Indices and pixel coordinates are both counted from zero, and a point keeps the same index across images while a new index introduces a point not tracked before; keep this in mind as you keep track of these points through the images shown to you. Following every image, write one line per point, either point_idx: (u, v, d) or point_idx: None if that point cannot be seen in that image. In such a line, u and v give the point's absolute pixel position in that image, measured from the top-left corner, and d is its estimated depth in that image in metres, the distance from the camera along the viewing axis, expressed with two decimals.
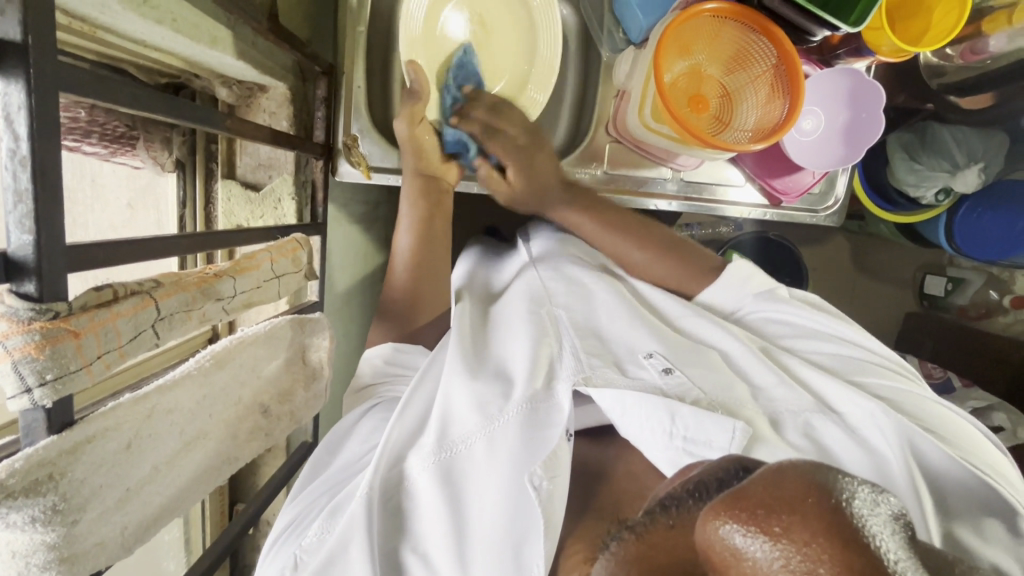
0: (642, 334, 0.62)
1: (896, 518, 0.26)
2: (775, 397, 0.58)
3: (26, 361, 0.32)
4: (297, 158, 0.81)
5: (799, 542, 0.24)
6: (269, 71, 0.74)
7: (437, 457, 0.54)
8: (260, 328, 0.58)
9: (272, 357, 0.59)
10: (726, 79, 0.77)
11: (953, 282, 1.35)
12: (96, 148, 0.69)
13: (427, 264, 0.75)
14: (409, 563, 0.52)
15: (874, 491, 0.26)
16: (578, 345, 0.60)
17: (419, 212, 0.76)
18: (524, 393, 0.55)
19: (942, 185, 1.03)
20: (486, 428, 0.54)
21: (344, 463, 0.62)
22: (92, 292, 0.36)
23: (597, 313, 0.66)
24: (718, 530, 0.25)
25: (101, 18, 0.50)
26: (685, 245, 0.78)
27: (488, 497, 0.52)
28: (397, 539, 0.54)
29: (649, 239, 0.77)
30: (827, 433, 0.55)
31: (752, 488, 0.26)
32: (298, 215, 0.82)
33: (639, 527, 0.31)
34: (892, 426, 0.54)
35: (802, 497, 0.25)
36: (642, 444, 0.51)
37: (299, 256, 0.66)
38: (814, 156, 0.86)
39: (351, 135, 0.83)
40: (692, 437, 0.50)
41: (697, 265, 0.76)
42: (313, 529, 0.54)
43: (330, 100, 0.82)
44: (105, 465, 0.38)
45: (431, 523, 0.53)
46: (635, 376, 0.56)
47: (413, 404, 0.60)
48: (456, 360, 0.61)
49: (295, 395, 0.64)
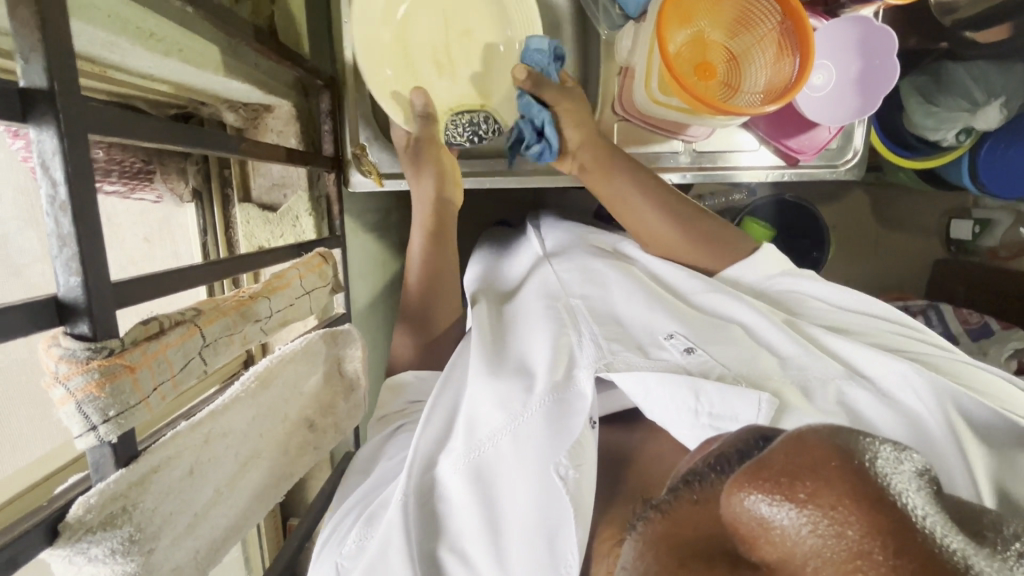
0: (661, 316, 0.63)
1: (919, 474, 0.26)
2: (804, 365, 0.58)
3: (89, 399, 0.32)
4: (309, 174, 0.83)
5: (830, 498, 0.24)
6: (274, 90, 0.74)
7: (467, 458, 0.56)
8: (295, 344, 0.61)
9: (310, 372, 0.62)
10: (730, 43, 0.76)
11: (983, 224, 1.57)
12: (117, 186, 0.69)
13: (440, 283, 0.79)
14: (447, 561, 0.55)
15: (898, 449, 0.27)
16: (598, 332, 0.61)
17: (431, 239, 0.79)
18: (546, 385, 0.56)
19: (962, 124, 1.06)
20: (511, 424, 0.56)
21: (377, 477, 0.64)
22: (140, 326, 0.37)
23: (613, 299, 0.67)
24: (743, 501, 0.26)
25: (110, 57, 0.51)
26: (711, 223, 0.77)
27: (520, 492, 0.54)
28: (433, 541, 0.56)
29: (677, 211, 0.76)
30: (859, 397, 0.55)
31: (773, 454, 0.27)
32: (317, 229, 0.84)
33: (664, 504, 0.32)
34: (926, 386, 0.54)
35: (826, 458, 0.25)
36: (668, 424, 0.53)
37: (325, 270, 0.66)
38: (828, 111, 0.84)
39: (359, 145, 0.85)
40: (717, 414, 0.51)
41: (721, 246, 0.76)
42: (352, 538, 0.58)
43: (334, 112, 0.84)
44: (172, 493, 0.38)
45: (466, 521, 0.56)
46: (659, 358, 0.57)
47: (438, 410, 0.62)
48: (478, 361, 0.62)
49: (336, 407, 0.68)
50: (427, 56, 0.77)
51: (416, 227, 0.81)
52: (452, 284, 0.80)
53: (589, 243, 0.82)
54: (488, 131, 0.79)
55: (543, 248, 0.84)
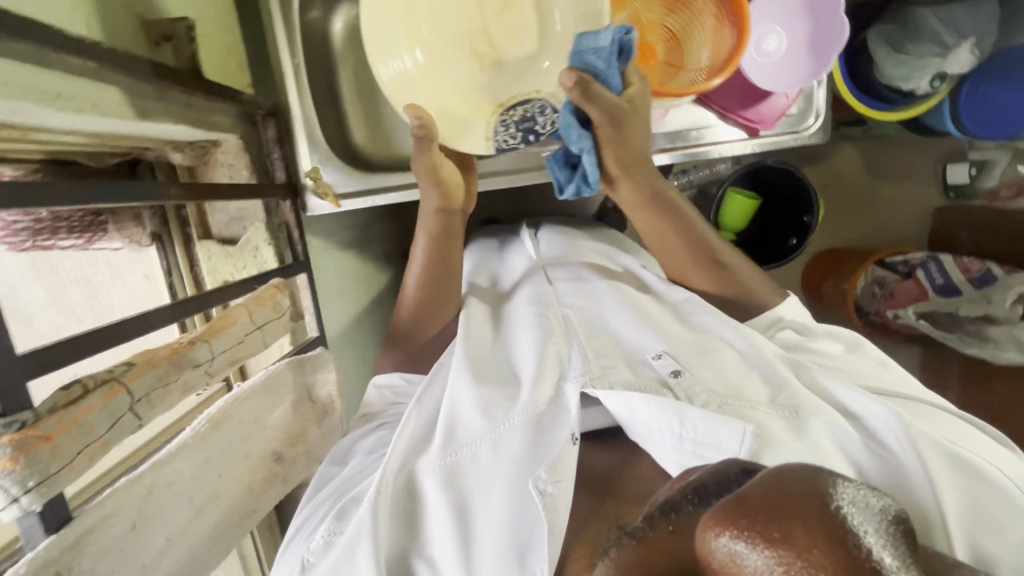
0: (650, 335, 0.66)
1: (888, 518, 0.28)
2: (795, 391, 0.60)
3: (5, 474, 0.33)
4: (265, 204, 0.83)
5: (800, 544, 0.25)
6: (216, 126, 0.75)
7: (443, 461, 0.57)
8: (255, 380, 0.62)
9: (274, 405, 0.63)
10: (668, 20, 0.74)
11: (979, 167, 1.62)
12: (70, 240, 0.71)
13: (436, 295, 0.78)
14: (416, 568, 0.54)
15: (869, 492, 0.28)
16: (585, 344, 0.64)
17: (433, 247, 0.78)
18: (529, 396, 0.59)
19: (935, 69, 1.05)
20: (491, 430, 0.57)
21: (347, 476, 0.63)
22: (59, 392, 0.38)
23: (605, 311, 0.71)
24: (715, 539, 0.27)
25: (28, 121, 0.52)
26: (742, 277, 0.75)
27: (493, 499, 0.54)
28: (402, 545, 0.55)
29: (708, 261, 0.74)
30: (843, 435, 0.56)
31: (753, 492, 0.28)
32: (279, 258, 0.85)
33: (638, 531, 0.34)
34: (910, 434, 0.54)
35: (804, 501, 0.27)
36: (653, 447, 0.56)
37: (279, 301, 0.66)
38: (782, 75, 0.81)
39: (313, 169, 0.86)
40: (700, 441, 0.54)
41: (744, 300, 0.75)
42: (317, 536, 0.57)
43: (283, 140, 0.85)
44: (112, 551, 0.40)
45: (438, 527, 0.55)
46: (644, 375, 0.60)
47: (419, 413, 0.64)
48: (462, 369, 0.64)
49: (308, 434, 0.69)
50: (461, 48, 0.71)
51: (420, 229, 0.79)
52: (452, 290, 0.79)
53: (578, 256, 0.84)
54: (542, 124, 0.76)
55: (539, 253, 0.87)
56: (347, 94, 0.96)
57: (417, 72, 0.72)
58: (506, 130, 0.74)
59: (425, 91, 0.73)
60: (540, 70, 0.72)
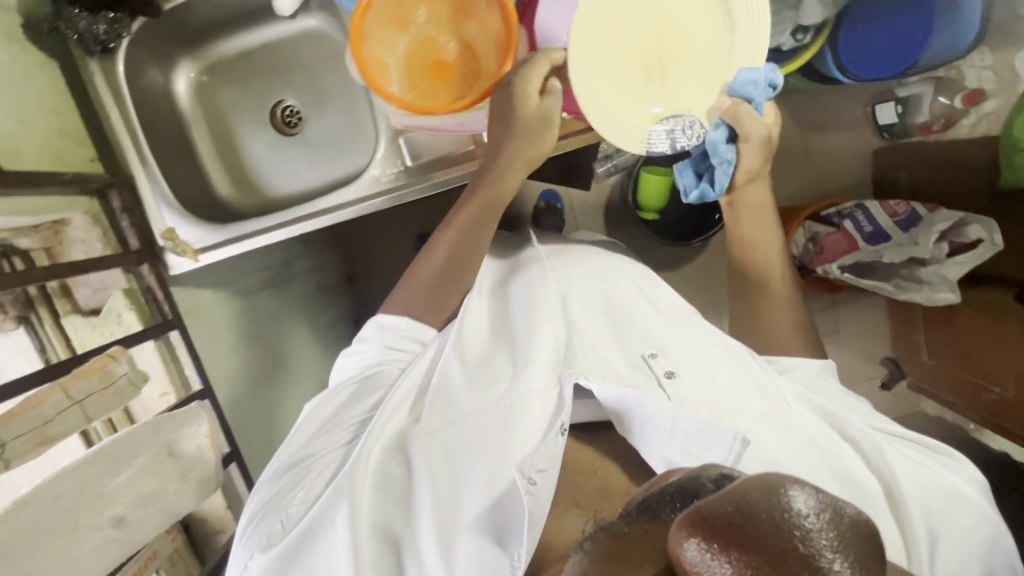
0: (655, 338, 0.77)
1: (841, 525, 0.29)
2: (787, 403, 0.73)
3: None
4: (127, 272, 0.88)
5: (763, 549, 0.28)
6: (38, 208, 0.78)
7: (431, 433, 0.70)
8: (91, 451, 0.65)
9: (117, 470, 0.66)
10: (460, 35, 0.76)
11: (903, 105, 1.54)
12: None
13: (461, 257, 0.85)
14: (393, 528, 0.66)
15: (825, 500, 0.30)
16: (605, 342, 0.76)
17: (471, 219, 0.84)
18: (523, 381, 0.72)
19: (791, 25, 1.05)
20: (484, 411, 0.71)
21: (324, 446, 0.75)
22: None
23: (618, 311, 0.81)
24: (687, 543, 0.28)
25: None
26: (795, 316, 0.93)
27: (473, 480, 0.66)
28: (387, 510, 0.67)
29: (778, 290, 0.94)
30: (839, 451, 0.69)
31: (721, 502, 0.29)
32: (145, 320, 0.89)
33: (611, 527, 0.34)
34: (889, 465, 0.68)
35: (762, 514, 0.29)
36: (648, 440, 0.67)
37: (110, 370, 0.68)
38: None
39: (168, 230, 0.90)
40: (691, 443, 0.65)
41: (794, 337, 0.91)
42: (298, 499, 0.70)
43: (129, 207, 0.88)
44: None
45: (422, 494, 0.66)
46: (637, 372, 0.71)
47: (405, 389, 0.77)
48: (456, 361, 0.77)
49: (167, 491, 0.72)
50: (636, 67, 0.77)
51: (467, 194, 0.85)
52: (468, 266, 0.86)
53: (572, 257, 0.92)
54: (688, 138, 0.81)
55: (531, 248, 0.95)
56: (203, 148, 1.01)
57: (642, 90, 0.78)
58: (664, 141, 0.80)
59: (617, 113, 0.78)
60: (694, 94, 0.79)
